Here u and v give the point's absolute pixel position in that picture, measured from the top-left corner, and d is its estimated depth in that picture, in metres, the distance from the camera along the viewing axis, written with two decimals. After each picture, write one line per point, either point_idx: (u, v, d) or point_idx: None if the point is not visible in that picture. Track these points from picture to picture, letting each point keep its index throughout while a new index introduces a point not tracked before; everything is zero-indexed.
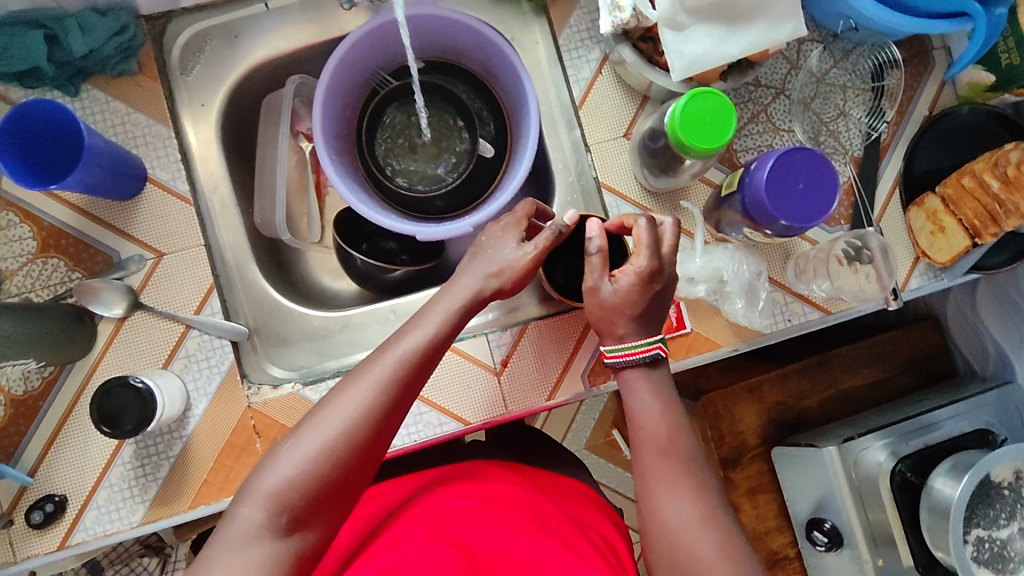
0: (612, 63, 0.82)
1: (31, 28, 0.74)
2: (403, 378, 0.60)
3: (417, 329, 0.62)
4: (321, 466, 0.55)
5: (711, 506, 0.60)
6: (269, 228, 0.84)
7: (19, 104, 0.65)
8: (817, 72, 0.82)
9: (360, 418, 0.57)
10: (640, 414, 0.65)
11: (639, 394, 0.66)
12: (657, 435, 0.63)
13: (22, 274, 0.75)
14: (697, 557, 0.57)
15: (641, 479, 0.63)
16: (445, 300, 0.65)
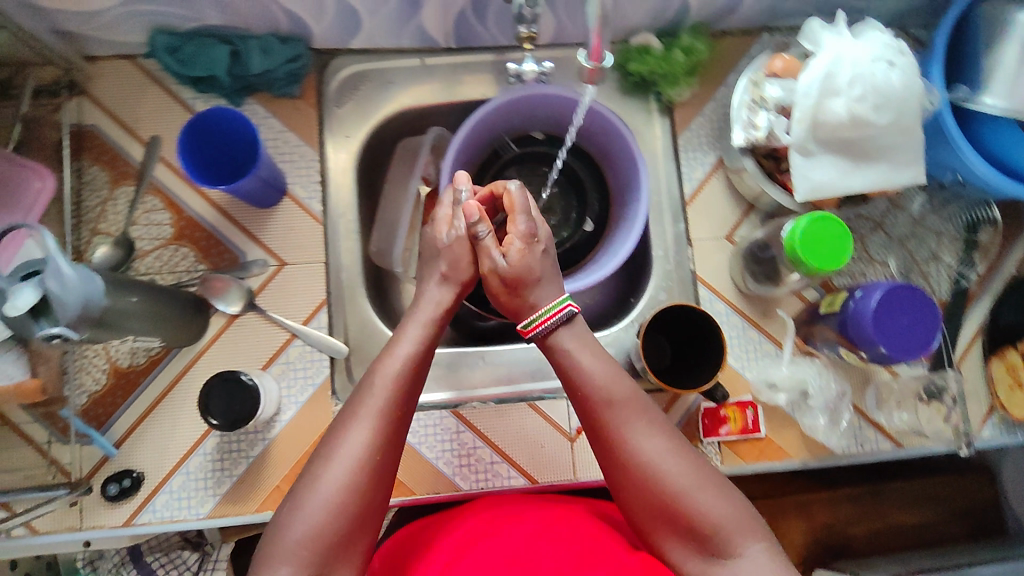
0: (725, 169, 0.87)
1: (218, 43, 0.79)
2: (392, 400, 0.61)
3: (396, 350, 0.64)
4: (343, 509, 0.56)
5: (670, 435, 0.61)
6: (383, 258, 0.90)
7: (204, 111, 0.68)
8: (916, 215, 0.87)
9: (364, 459, 0.58)
10: (580, 377, 0.64)
11: (574, 348, 0.65)
12: (602, 391, 0.62)
13: (153, 256, 0.80)
14: (676, 495, 0.58)
15: (597, 442, 0.63)
16: (416, 326, 0.67)
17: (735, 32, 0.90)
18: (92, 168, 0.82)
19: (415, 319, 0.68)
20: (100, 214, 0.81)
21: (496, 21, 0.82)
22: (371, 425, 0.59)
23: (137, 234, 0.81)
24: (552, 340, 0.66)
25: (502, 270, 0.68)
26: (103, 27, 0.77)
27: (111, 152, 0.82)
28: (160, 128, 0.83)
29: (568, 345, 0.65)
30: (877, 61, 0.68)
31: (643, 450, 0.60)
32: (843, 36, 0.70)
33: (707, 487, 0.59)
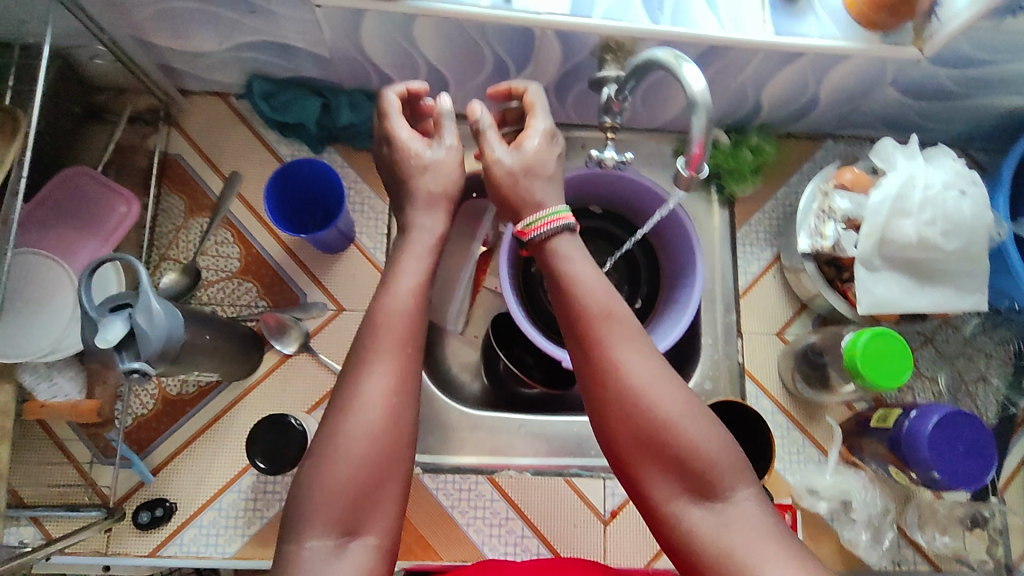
0: (781, 266, 0.89)
1: (310, 94, 0.83)
2: (394, 337, 0.57)
3: (397, 285, 0.60)
4: (364, 464, 0.53)
5: (658, 359, 0.57)
6: (439, 313, 0.93)
7: (292, 161, 0.72)
8: (968, 335, 0.87)
9: (386, 406, 0.55)
10: (570, 290, 0.59)
11: (567, 253, 0.61)
12: (592, 306, 0.57)
13: (217, 287, 0.83)
14: (664, 422, 0.53)
15: (582, 362, 0.58)
16: (411, 257, 0.62)
17: (800, 136, 0.93)
18: (170, 196, 0.84)
19: (409, 248, 0.62)
20: (172, 240, 0.83)
21: (574, 101, 0.86)
22: (389, 373, 0.56)
23: (204, 264, 0.83)
24: (543, 248, 0.61)
25: (511, 162, 0.63)
26: (206, 66, 0.81)
27: (191, 183, 0.85)
28: (241, 165, 0.86)
29: (561, 252, 0.60)
30: (949, 189, 0.71)
31: (632, 371, 0.55)
32: (916, 159, 0.73)
33: (695, 418, 0.54)
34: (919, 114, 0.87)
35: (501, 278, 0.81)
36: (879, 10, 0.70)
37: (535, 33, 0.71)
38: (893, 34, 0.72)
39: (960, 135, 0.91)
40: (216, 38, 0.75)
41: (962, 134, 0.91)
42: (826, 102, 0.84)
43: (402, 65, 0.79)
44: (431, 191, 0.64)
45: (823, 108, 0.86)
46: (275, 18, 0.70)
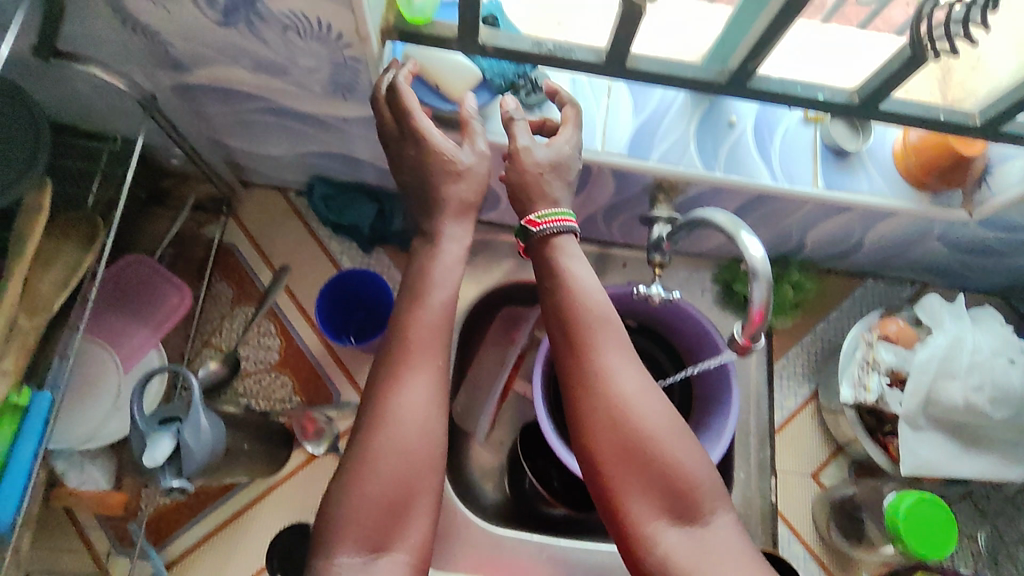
0: (817, 404, 0.88)
1: (368, 199, 0.86)
2: (423, 348, 0.58)
3: (429, 298, 0.60)
4: (395, 478, 0.54)
5: (643, 373, 0.59)
6: (469, 419, 0.93)
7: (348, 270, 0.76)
8: (1010, 495, 0.84)
9: (423, 421, 0.56)
10: (568, 296, 0.60)
11: (572, 258, 0.62)
12: (590, 313, 0.59)
13: (254, 378, 0.84)
14: (652, 438, 0.55)
15: (572, 369, 0.59)
16: (441, 268, 0.61)
17: (839, 272, 0.94)
18: (220, 284, 0.87)
19: (437, 260, 0.61)
20: (217, 327, 0.85)
21: (620, 224, 0.88)
22: (425, 385, 0.57)
23: (245, 353, 0.84)
24: (547, 251, 0.61)
25: (541, 156, 0.61)
26: (273, 166, 0.85)
27: (242, 273, 0.88)
28: (291, 259, 0.89)
29: (562, 256, 0.61)
30: (997, 355, 0.71)
31: (625, 383, 0.57)
32: (964, 321, 0.74)
33: (679, 437, 0.56)
34: (960, 265, 0.88)
35: (534, 393, 0.77)
36: (928, 171, 0.72)
37: (593, 169, 0.75)
38: (942, 196, 0.74)
39: (1000, 286, 0.92)
40: (288, 146, 0.79)
41: (1001, 286, 0.92)
42: (869, 247, 0.85)
43: None
44: (458, 200, 0.61)
45: (866, 251, 0.87)
46: (348, 136, 0.74)
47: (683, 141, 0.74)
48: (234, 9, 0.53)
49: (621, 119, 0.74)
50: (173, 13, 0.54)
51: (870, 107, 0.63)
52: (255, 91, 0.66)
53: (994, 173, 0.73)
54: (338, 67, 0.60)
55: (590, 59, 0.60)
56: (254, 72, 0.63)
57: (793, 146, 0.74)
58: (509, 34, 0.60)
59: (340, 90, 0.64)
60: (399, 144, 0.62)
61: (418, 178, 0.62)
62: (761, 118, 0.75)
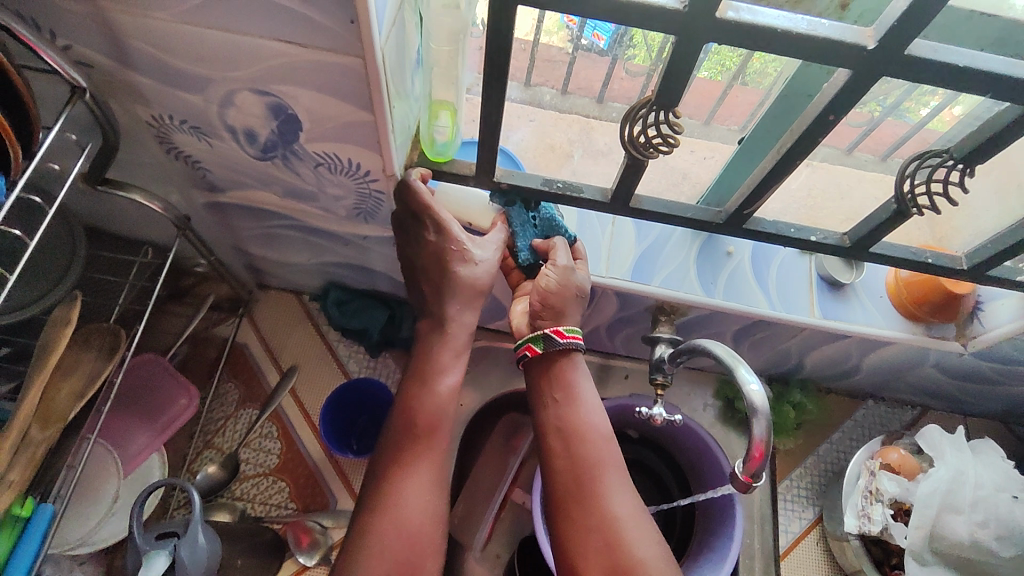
0: (823, 528, 0.86)
1: (379, 305, 0.89)
2: (431, 434, 0.64)
3: (437, 384, 0.65)
4: (394, 556, 0.58)
5: (633, 496, 0.65)
6: (465, 531, 0.90)
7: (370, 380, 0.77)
8: None
9: (426, 503, 0.61)
10: (570, 414, 0.67)
11: (581, 373, 0.70)
12: (589, 433, 0.66)
13: (251, 483, 0.83)
14: (638, 559, 0.60)
15: (569, 480, 0.65)
16: (448, 351, 0.67)
17: (839, 392, 0.95)
18: (227, 383, 0.88)
19: (442, 344, 0.67)
20: (220, 428, 0.85)
21: (623, 339, 0.91)
22: (429, 470, 0.62)
23: (245, 456, 0.84)
24: (553, 367, 0.69)
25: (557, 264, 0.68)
26: (290, 271, 0.89)
27: (250, 373, 0.89)
28: (300, 360, 0.91)
29: (569, 375, 0.69)
30: (1000, 491, 0.71)
31: (617, 503, 0.63)
32: (964, 452, 0.74)
33: (662, 562, 0.61)
34: (961, 390, 0.88)
35: (535, 511, 0.77)
36: (921, 305, 0.75)
37: (598, 291, 0.78)
38: (935, 327, 0.77)
39: (1002, 411, 0.92)
40: (307, 255, 0.83)
41: (1002, 411, 0.92)
42: (869, 370, 0.87)
43: None
44: (471, 284, 0.67)
45: (865, 374, 0.88)
46: (365, 251, 0.79)
47: (684, 267, 0.78)
48: (273, 147, 0.62)
49: (625, 246, 0.78)
50: (216, 148, 0.63)
51: (861, 249, 0.67)
52: (283, 211, 0.73)
53: (985, 310, 0.76)
54: (363, 197, 0.67)
55: (597, 197, 0.66)
56: (284, 197, 0.70)
57: (787, 277, 0.79)
58: (523, 173, 0.67)
59: (362, 215, 0.71)
60: (417, 230, 0.66)
61: (433, 263, 0.67)
62: (758, 249, 0.80)
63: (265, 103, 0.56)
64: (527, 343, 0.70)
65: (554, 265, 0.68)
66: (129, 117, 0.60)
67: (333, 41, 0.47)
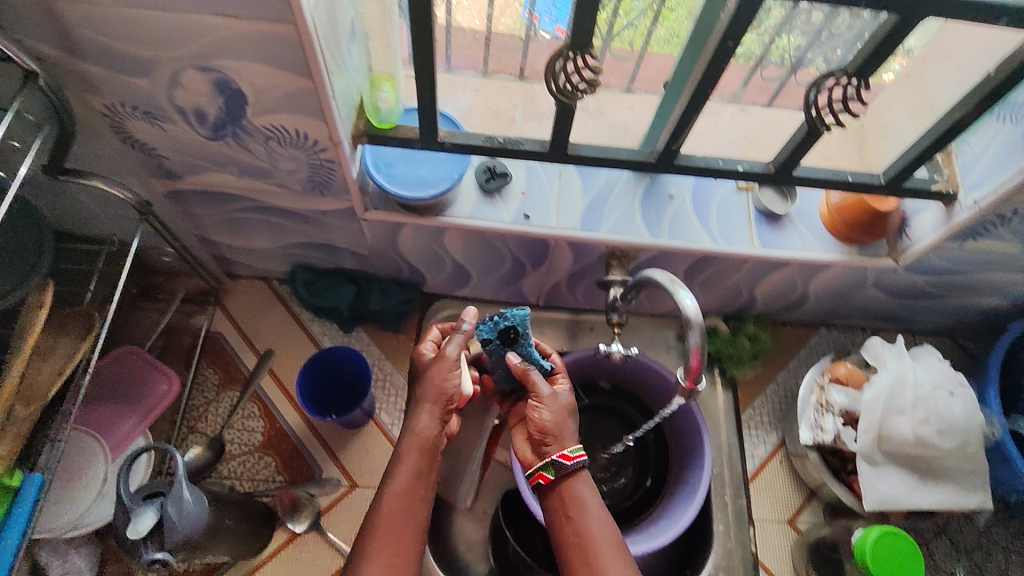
0: (787, 452, 0.91)
1: (347, 281, 0.93)
2: (394, 539, 0.59)
3: (399, 488, 0.61)
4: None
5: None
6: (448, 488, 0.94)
7: (337, 346, 0.79)
8: (982, 528, 0.86)
9: None
10: (584, 527, 0.62)
11: (586, 486, 0.66)
12: (603, 545, 0.61)
13: (238, 460, 0.86)
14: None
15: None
16: (418, 446, 0.64)
17: (794, 323, 1.00)
18: (206, 371, 0.91)
19: (415, 444, 0.64)
20: (202, 413, 0.89)
21: (584, 292, 0.94)
22: None
23: (229, 437, 0.87)
24: (560, 488, 0.65)
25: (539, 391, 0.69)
26: (258, 257, 0.92)
27: (227, 359, 0.92)
28: (276, 343, 0.94)
29: (577, 492, 0.65)
30: (937, 388, 0.76)
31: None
32: (904, 359, 0.79)
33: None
34: (904, 308, 0.94)
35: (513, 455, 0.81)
36: (852, 227, 0.80)
37: (550, 244, 0.82)
38: (868, 247, 0.82)
39: (946, 327, 0.98)
40: (272, 238, 0.87)
41: (944, 327, 0.98)
42: (816, 297, 0.92)
43: (431, 262, 0.89)
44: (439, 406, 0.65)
45: (813, 301, 0.94)
46: (325, 227, 0.83)
47: (630, 213, 0.82)
48: (223, 125, 0.65)
49: (574, 198, 0.82)
50: (170, 131, 0.66)
51: (785, 175, 0.72)
52: (241, 191, 0.76)
53: (912, 224, 0.80)
54: (315, 168, 0.71)
55: (535, 148, 0.71)
56: (241, 176, 0.74)
57: (727, 212, 0.83)
58: (465, 133, 0.71)
59: (317, 187, 0.74)
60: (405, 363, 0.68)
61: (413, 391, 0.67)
62: (698, 190, 0.84)
63: (211, 80, 0.59)
64: (537, 471, 0.67)
65: (539, 395, 0.69)
66: (83, 107, 0.64)
67: (265, 9, 0.50)
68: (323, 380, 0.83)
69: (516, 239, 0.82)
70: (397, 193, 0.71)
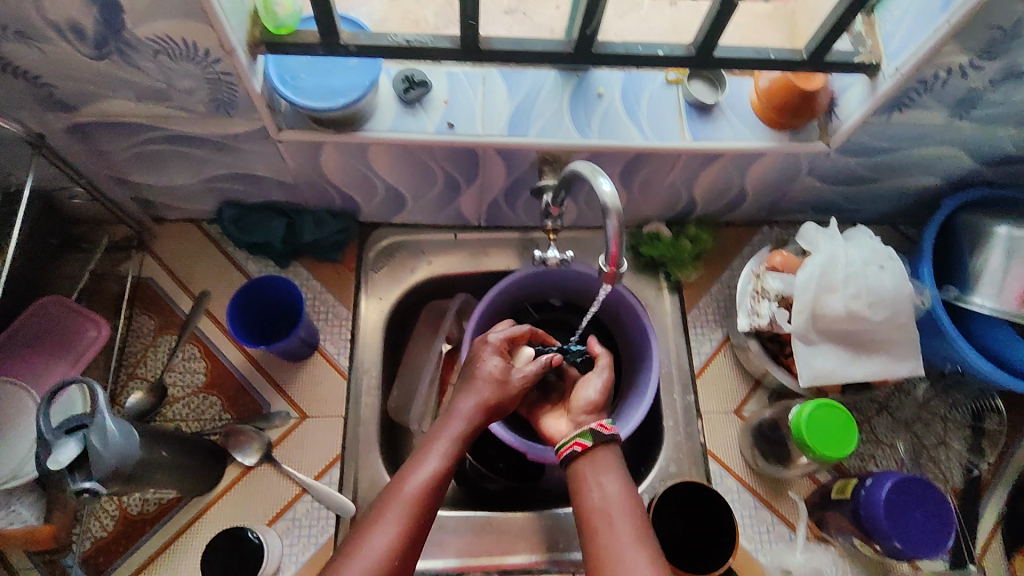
0: (732, 346, 0.92)
1: (277, 215, 0.90)
2: (416, 503, 0.65)
3: (422, 466, 0.68)
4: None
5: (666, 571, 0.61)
6: (402, 413, 0.94)
7: (256, 278, 0.78)
8: (921, 400, 0.89)
9: (386, 562, 0.61)
10: (601, 493, 0.67)
11: (608, 460, 0.70)
12: (619, 510, 0.65)
13: (183, 402, 0.85)
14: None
15: (601, 560, 0.63)
16: (452, 435, 0.71)
17: (737, 224, 1.00)
18: (141, 317, 0.89)
19: (448, 431, 0.71)
20: (141, 359, 0.87)
21: (524, 207, 0.92)
22: (394, 530, 0.63)
23: (172, 380, 0.86)
24: (595, 454, 0.70)
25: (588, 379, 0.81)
26: (180, 196, 0.88)
27: (162, 304, 0.90)
28: (211, 285, 0.91)
29: (604, 459, 0.70)
30: (868, 264, 0.77)
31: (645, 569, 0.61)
32: (837, 240, 0.79)
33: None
34: (843, 198, 0.93)
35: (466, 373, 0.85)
36: (782, 112, 0.78)
37: (478, 154, 0.79)
38: (800, 133, 0.81)
39: (885, 215, 0.98)
40: (189, 173, 0.83)
41: (883, 215, 0.98)
42: (753, 193, 0.91)
43: (360, 187, 0.86)
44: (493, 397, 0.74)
45: (752, 198, 0.93)
46: (242, 155, 0.79)
47: (558, 115, 0.79)
48: (105, 42, 0.61)
49: (499, 103, 0.79)
50: (49, 52, 0.62)
51: (706, 57, 0.70)
52: (144, 120, 0.72)
53: (840, 102, 0.79)
54: (215, 85, 0.67)
55: (446, 45, 0.67)
56: (139, 101, 0.69)
57: (658, 106, 0.81)
58: (370, 34, 0.68)
59: (222, 107, 0.70)
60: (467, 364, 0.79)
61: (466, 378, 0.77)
62: (627, 87, 0.82)
63: None
64: (574, 439, 0.71)
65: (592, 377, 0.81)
66: None
67: None
68: (251, 306, 0.82)
69: (442, 151, 0.78)
70: (305, 105, 0.68)
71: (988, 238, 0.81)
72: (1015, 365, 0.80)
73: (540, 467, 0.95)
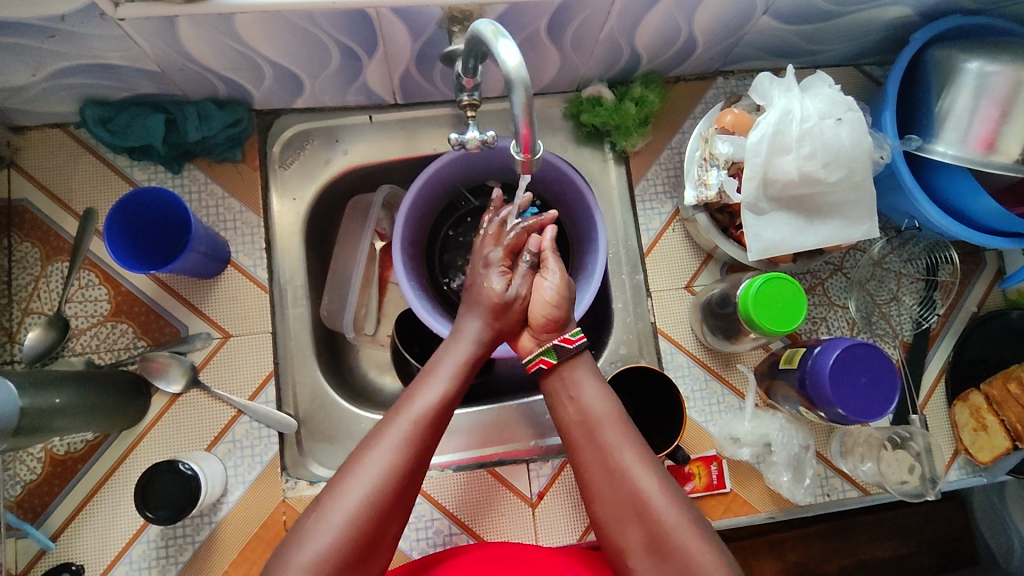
0: (682, 219, 0.86)
1: (153, 111, 0.77)
2: (428, 420, 0.61)
3: (428, 384, 0.64)
4: (363, 520, 0.55)
5: (664, 471, 0.60)
6: (336, 320, 0.88)
7: (125, 196, 0.70)
8: (876, 257, 0.86)
9: (394, 468, 0.57)
10: (584, 406, 0.63)
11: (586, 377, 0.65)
12: (607, 420, 0.62)
13: (90, 334, 0.77)
14: (669, 526, 0.56)
15: (596, 476, 0.60)
16: (452, 347, 0.68)
17: (688, 77, 0.89)
18: (23, 245, 0.79)
19: (456, 353, 0.68)
20: (33, 291, 0.78)
21: (443, 79, 0.80)
22: (403, 438, 0.59)
23: (73, 311, 0.78)
24: (563, 371, 0.66)
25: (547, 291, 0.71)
26: (29, 98, 0.73)
27: (43, 227, 0.79)
28: (95, 200, 0.80)
29: (578, 373, 0.65)
30: (824, 118, 0.68)
31: (644, 475, 0.58)
32: (792, 91, 0.70)
33: (693, 528, 0.56)
34: (803, 38, 0.82)
35: (394, 263, 0.79)
36: None
37: (369, 14, 0.65)
38: None
39: (850, 53, 0.87)
40: (29, 70, 0.68)
41: (849, 55, 0.88)
42: (703, 40, 0.79)
43: (243, 68, 0.72)
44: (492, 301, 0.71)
45: (703, 48, 0.81)
46: (83, 41, 0.64)
47: None
48: None
49: None
50: None
51: None
52: None
53: None
54: None
55: None
56: None
57: None
58: None
59: None
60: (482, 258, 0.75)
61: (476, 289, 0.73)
62: None
63: None
64: (539, 356, 0.66)
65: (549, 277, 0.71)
66: None
67: None
68: (130, 231, 0.73)
69: (326, 16, 0.64)
70: None
71: (957, 75, 0.72)
72: (972, 217, 0.76)
73: (492, 361, 0.93)
